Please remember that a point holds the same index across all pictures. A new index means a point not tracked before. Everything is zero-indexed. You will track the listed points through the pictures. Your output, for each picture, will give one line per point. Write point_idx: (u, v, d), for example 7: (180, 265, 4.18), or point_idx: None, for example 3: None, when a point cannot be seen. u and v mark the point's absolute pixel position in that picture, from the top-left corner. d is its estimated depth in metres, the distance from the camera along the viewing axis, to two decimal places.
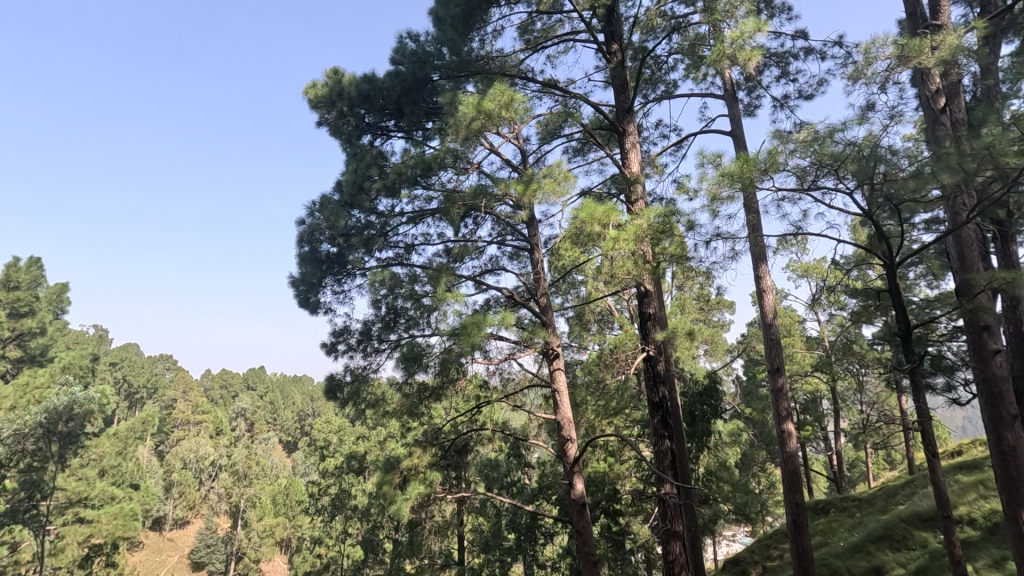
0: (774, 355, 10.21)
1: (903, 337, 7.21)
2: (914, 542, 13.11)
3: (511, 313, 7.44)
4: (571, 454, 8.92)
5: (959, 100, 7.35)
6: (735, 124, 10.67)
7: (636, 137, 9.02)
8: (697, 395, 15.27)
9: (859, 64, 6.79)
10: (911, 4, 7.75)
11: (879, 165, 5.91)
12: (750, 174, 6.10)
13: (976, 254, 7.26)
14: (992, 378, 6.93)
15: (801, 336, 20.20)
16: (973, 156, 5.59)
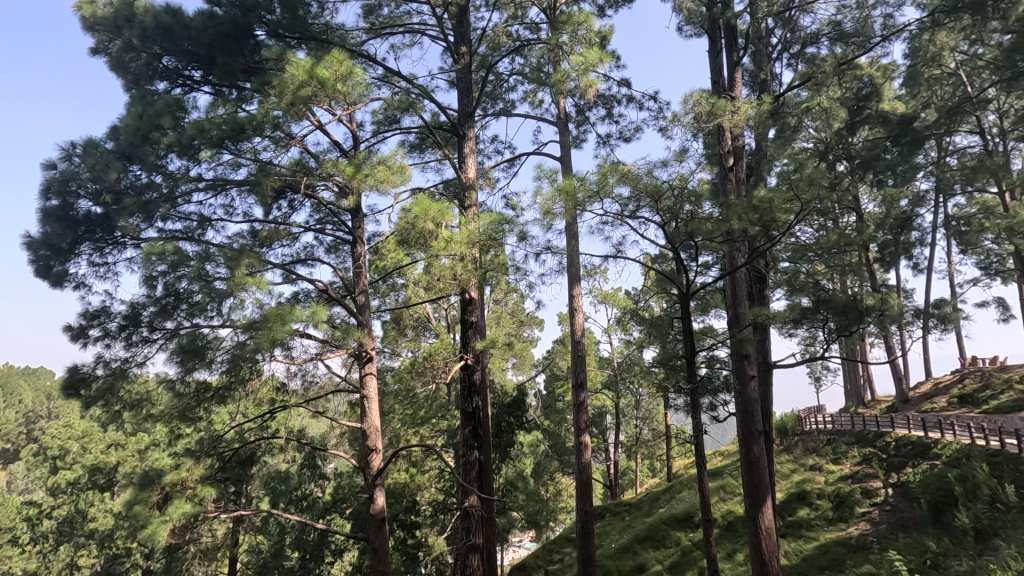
0: (579, 370, 10.90)
1: (688, 359, 8.50)
2: (670, 541, 15.37)
3: (322, 309, 6.67)
4: (376, 466, 8.32)
5: (742, 162, 8.91)
6: (565, 151, 11.32)
7: (474, 143, 8.98)
8: (505, 407, 15.78)
9: (674, 114, 7.64)
10: (716, 74, 9.11)
11: (684, 205, 6.79)
12: (581, 194, 6.49)
13: (744, 293, 8.75)
14: (748, 399, 8.60)
15: (596, 356, 22.12)
16: (753, 211, 6.66)
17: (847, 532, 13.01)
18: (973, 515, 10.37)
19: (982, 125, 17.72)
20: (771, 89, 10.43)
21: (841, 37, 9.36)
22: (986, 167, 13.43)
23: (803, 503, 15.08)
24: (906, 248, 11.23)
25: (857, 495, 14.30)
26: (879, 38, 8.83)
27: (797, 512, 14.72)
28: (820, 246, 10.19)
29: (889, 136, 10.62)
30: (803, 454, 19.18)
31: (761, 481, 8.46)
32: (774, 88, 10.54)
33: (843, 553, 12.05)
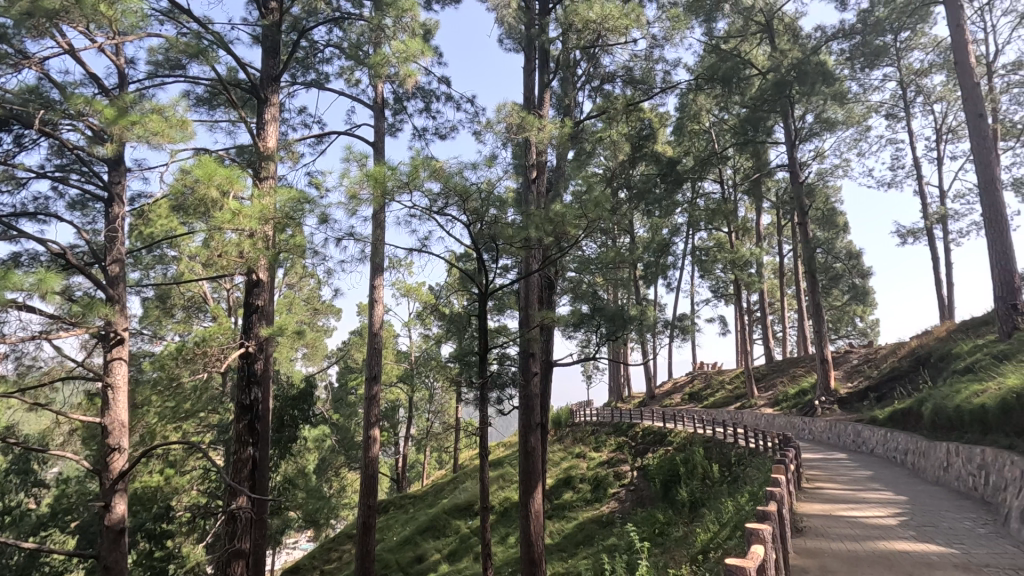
0: (374, 363, 10.66)
1: (481, 355, 8.95)
2: (450, 530, 16.09)
3: (54, 276, 5.38)
4: (116, 469, 6.99)
5: (544, 176, 9.71)
6: (378, 138, 10.97)
7: (277, 110, 8.18)
8: (290, 399, 14.69)
9: (488, 120, 7.99)
10: (528, 91, 9.75)
11: (490, 208, 7.21)
12: (391, 183, 6.48)
13: (535, 296, 9.53)
14: (529, 394, 9.37)
15: (393, 349, 21.83)
16: (548, 222, 7.30)
17: (600, 510, 15.03)
18: (689, 490, 12.86)
19: (722, 177, 22.06)
20: (573, 115, 11.53)
21: (631, 81, 10.76)
22: (721, 212, 16.76)
23: (568, 487, 17.04)
24: (663, 270, 13.42)
25: (610, 477, 16.63)
26: (658, 89, 10.37)
27: (562, 495, 16.58)
28: (601, 260, 11.60)
29: (659, 174, 12.58)
30: (572, 443, 21.64)
31: (535, 469, 9.28)
32: (576, 114, 11.66)
33: (595, 529, 13.90)
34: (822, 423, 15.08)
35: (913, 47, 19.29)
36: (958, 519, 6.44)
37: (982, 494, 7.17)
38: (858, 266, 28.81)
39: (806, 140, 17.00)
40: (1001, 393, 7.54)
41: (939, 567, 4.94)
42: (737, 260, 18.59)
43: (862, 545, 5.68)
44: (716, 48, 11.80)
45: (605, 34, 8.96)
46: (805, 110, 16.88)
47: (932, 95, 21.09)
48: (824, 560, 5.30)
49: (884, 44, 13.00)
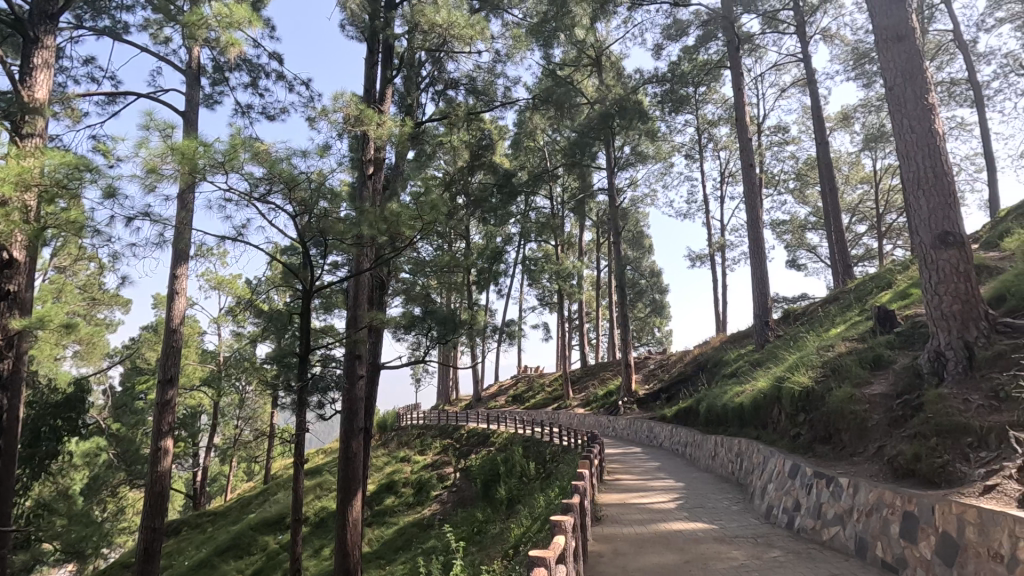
0: (169, 364, 9.31)
1: (302, 356, 8.38)
2: (256, 547, 15.02)
3: None
4: None
5: (380, 174, 9.49)
6: (190, 108, 9.65)
7: (52, 56, 6.74)
8: (51, 407, 12.16)
9: (323, 108, 7.57)
10: (369, 84, 9.42)
11: (319, 200, 6.91)
12: (202, 161, 5.80)
13: (365, 296, 9.22)
14: (353, 398, 8.98)
15: (197, 349, 19.30)
16: (382, 221, 7.11)
17: (421, 513, 15.00)
18: (508, 488, 13.48)
19: (552, 193, 23.71)
20: (415, 115, 11.41)
21: (473, 91, 11.01)
22: (550, 226, 18.01)
23: (390, 492, 16.74)
24: (494, 276, 13.94)
25: (433, 480, 16.73)
26: (499, 103, 10.78)
27: (383, 501, 16.23)
28: (435, 263, 11.64)
29: (495, 184, 13.07)
30: (396, 448, 21.29)
31: (354, 476, 8.92)
32: (418, 115, 11.56)
33: (415, 533, 13.82)
34: (623, 422, 16.97)
35: (708, 101, 22.84)
36: (719, 500, 7.71)
37: (737, 477, 8.69)
38: (658, 283, 33.09)
39: (624, 168, 19.08)
40: (754, 394, 9.24)
41: (703, 541, 5.87)
42: (562, 272, 20.12)
43: (647, 528, 6.50)
44: (552, 73, 12.65)
45: (451, 40, 9.05)
46: (624, 142, 18.94)
47: (719, 144, 25.17)
48: (616, 544, 5.95)
49: (687, 94, 15.17)
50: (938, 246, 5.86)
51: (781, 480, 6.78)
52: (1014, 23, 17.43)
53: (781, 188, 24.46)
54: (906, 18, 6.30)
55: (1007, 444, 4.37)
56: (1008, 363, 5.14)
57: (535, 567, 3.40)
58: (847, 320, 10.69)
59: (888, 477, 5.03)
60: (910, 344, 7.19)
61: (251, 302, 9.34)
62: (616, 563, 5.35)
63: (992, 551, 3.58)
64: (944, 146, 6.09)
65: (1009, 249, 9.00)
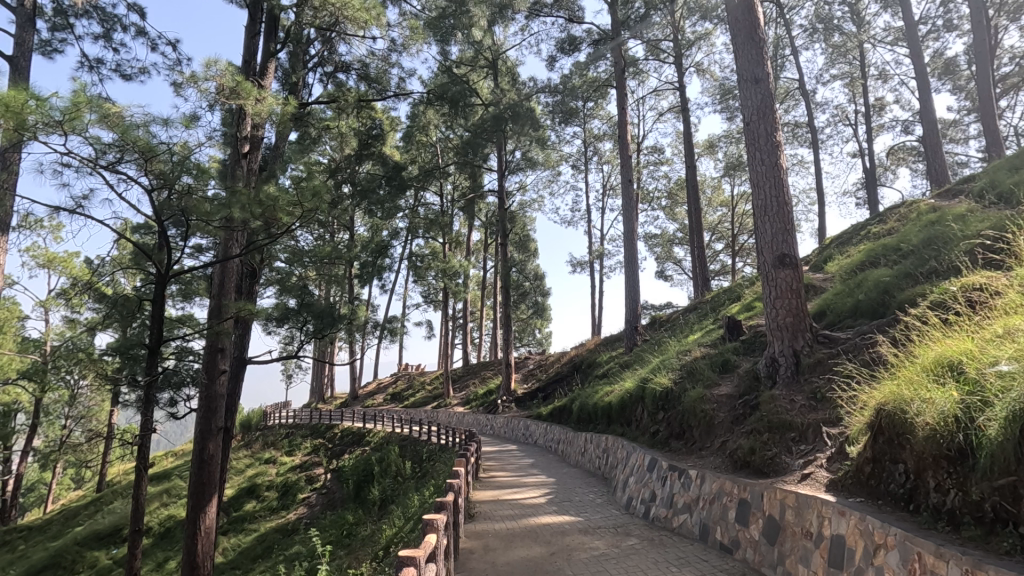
0: None
1: (151, 348, 7.50)
2: (82, 565, 13.18)
3: None
4: None
5: (257, 153, 8.78)
6: (20, 53, 8.22)
7: None
8: None
9: (192, 74, 6.84)
10: (248, 55, 8.71)
11: (182, 175, 6.24)
12: (32, 117, 4.98)
13: (232, 284, 8.48)
14: (213, 395, 8.20)
15: (15, 336, 16.45)
16: (257, 204, 6.57)
17: (285, 518, 14.08)
18: (381, 489, 13.16)
19: (442, 190, 23.58)
20: (300, 95, 10.76)
21: (365, 78, 10.63)
22: (438, 223, 17.92)
23: (251, 497, 15.56)
24: (378, 271, 13.55)
25: (301, 483, 15.82)
26: (391, 93, 10.49)
27: (243, 506, 15.02)
28: (314, 254, 11.03)
29: (384, 176, 12.73)
30: (260, 449, 19.83)
31: (209, 480, 8.16)
32: (303, 95, 10.89)
33: (277, 538, 12.96)
34: (501, 420, 17.34)
35: (594, 116, 24.10)
36: (585, 493, 8.16)
37: (602, 472, 9.25)
38: (541, 286, 34.27)
39: (513, 172, 19.49)
40: (620, 394, 9.92)
41: (568, 533, 6.17)
42: (448, 269, 20.11)
43: (517, 523, 6.67)
44: (448, 69, 12.61)
45: (344, 21, 8.65)
46: (515, 146, 19.37)
47: (603, 158, 26.68)
48: (486, 540, 6.06)
49: (576, 107, 15.91)
50: (777, 266, 6.70)
51: (640, 474, 7.32)
52: (844, 81, 20.53)
53: (655, 204, 26.56)
54: (762, 63, 7.14)
55: (821, 437, 5.10)
56: (825, 368, 6.02)
57: (404, 567, 3.34)
58: (703, 328, 11.87)
59: (729, 468, 5.65)
60: (751, 350, 8.15)
61: (90, 285, 8.15)
62: (485, 558, 5.44)
63: (805, 530, 4.17)
64: (787, 179, 6.98)
65: (830, 272, 10.57)
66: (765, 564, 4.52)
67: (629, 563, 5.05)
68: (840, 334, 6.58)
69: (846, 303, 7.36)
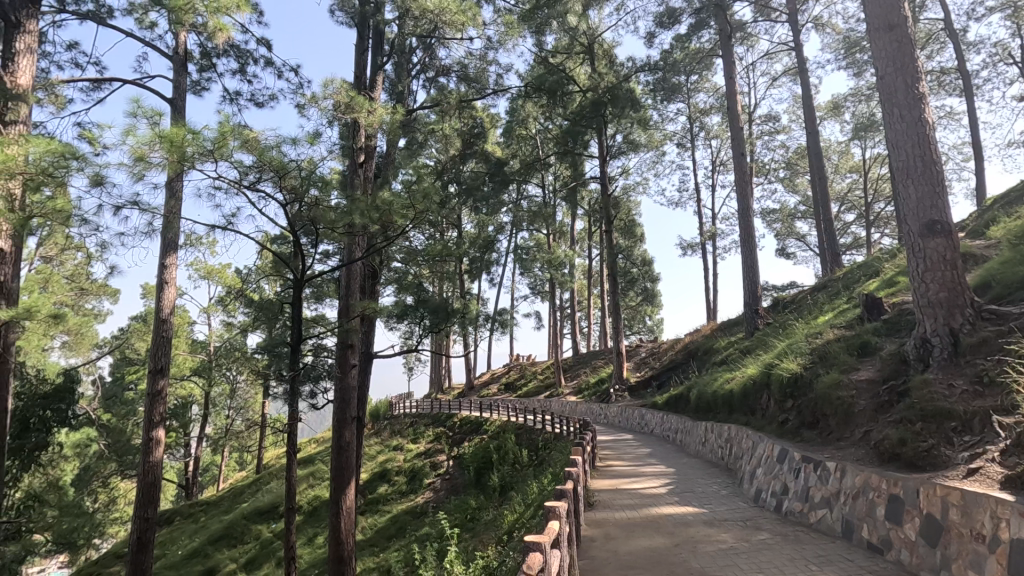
0: (160, 354, 9.26)
1: (293, 346, 8.36)
2: (249, 536, 15.20)
3: None
4: None
5: (372, 161, 9.38)
6: (177, 94, 9.49)
7: (36, 41, 7.13)
8: (41, 398, 13.29)
9: (313, 95, 7.48)
10: (359, 70, 9.33)
11: (310, 188, 6.87)
12: (190, 149, 5.74)
13: (357, 286, 9.18)
14: (346, 387, 8.96)
15: (187, 339, 19.13)
16: (375, 209, 7.05)
17: (414, 501, 15.07)
18: (500, 475, 13.61)
19: (544, 181, 23.70)
20: (406, 102, 11.34)
21: (465, 79, 10.92)
22: (541, 214, 18.02)
23: (383, 481, 16.84)
24: (487, 266, 13.94)
25: (426, 468, 16.83)
26: (490, 90, 10.69)
27: (376, 489, 16.31)
28: (427, 252, 11.61)
29: (487, 172, 13.05)
30: (389, 437, 21.38)
31: (347, 465, 8.94)
32: (409, 102, 11.47)
33: (407, 520, 13.92)
34: (615, 409, 17.15)
35: (699, 89, 22.78)
36: (709, 484, 7.83)
37: (725, 463, 8.82)
38: (649, 272, 33.24)
39: (616, 157, 19.05)
40: (742, 381, 9.37)
41: (692, 525, 5.98)
42: (553, 260, 20.14)
43: (638, 513, 6.59)
44: (544, 60, 12.59)
45: (442, 26, 8.95)
46: (615, 130, 18.92)
47: (711, 133, 25.18)
48: (607, 528, 6.05)
49: (679, 82, 15.15)
50: (926, 234, 5.93)
51: (770, 465, 6.88)
52: (1004, 13, 17.50)
53: (772, 177, 24.57)
54: (898, 6, 6.30)
55: (990, 427, 4.46)
56: (992, 348, 5.24)
57: (530, 551, 3.45)
58: (836, 307, 10.83)
59: (874, 461, 5.13)
60: (896, 331, 7.30)
61: (241, 292, 9.27)
62: (606, 547, 5.43)
63: (975, 532, 3.68)
64: (934, 135, 6.14)
65: (995, 237, 9.14)
66: (924, 567, 4.07)
67: (761, 559, 4.78)
68: (1010, 309, 5.68)
69: (1017, 272, 6.33)
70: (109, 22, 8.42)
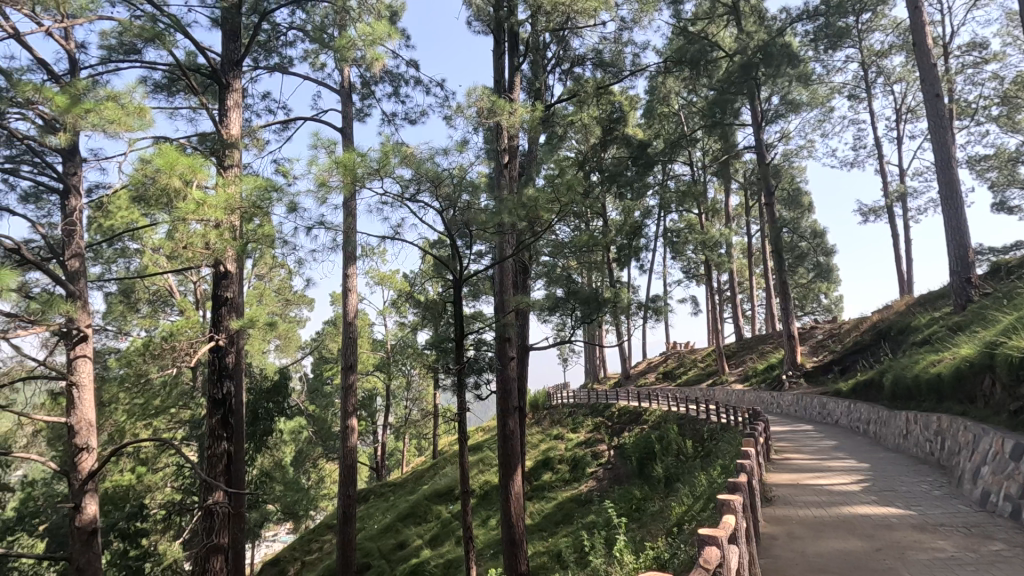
0: (349, 352, 10.59)
1: (457, 341, 8.99)
2: (431, 515, 16.80)
3: (10, 274, 5.15)
4: (86, 468, 6.62)
5: (516, 160, 9.68)
6: (347, 123, 10.74)
7: (240, 96, 8.54)
8: (264, 392, 16.03)
9: (458, 105, 7.94)
10: (498, 74, 9.68)
11: (462, 193, 7.32)
12: (361, 170, 6.47)
13: (510, 281, 9.57)
14: (507, 378, 9.40)
15: (369, 339, 21.63)
16: (522, 207, 7.28)
17: (578, 489, 15.32)
18: (664, 466, 13.24)
19: (691, 158, 22.44)
20: (544, 98, 11.50)
21: (601, 64, 10.76)
22: (691, 193, 17.07)
23: (547, 468, 17.38)
24: (636, 252, 13.60)
25: (587, 457, 16.99)
26: (628, 72, 10.40)
27: (541, 476, 16.90)
28: (574, 244, 11.69)
29: (630, 157, 12.71)
30: (549, 426, 21.98)
31: (513, 452, 9.37)
32: (547, 97, 11.63)
33: (573, 507, 14.21)
34: (789, 398, 15.67)
35: (873, 28, 19.71)
36: (916, 483, 6.78)
37: (937, 459, 7.56)
38: (822, 245, 29.64)
39: (772, 121, 17.32)
40: (953, 363, 7.95)
41: (896, 528, 5.24)
42: (707, 241, 18.96)
43: (826, 512, 5.95)
44: (684, 30, 11.88)
45: (575, 16, 8.91)
46: (770, 91, 17.20)
47: (892, 77, 21.64)
48: (790, 527, 5.55)
49: (846, 25, 13.26)
50: None
51: (999, 462, 5.74)
52: None
53: (981, 117, 20.36)
54: None
55: None
56: None
57: (704, 545, 3.32)
58: None
59: None
60: None
61: (410, 294, 10.20)
62: (791, 547, 4.99)
63: None
64: None
65: None
66: None
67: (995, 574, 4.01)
68: None
69: None
70: (292, 70, 9.80)
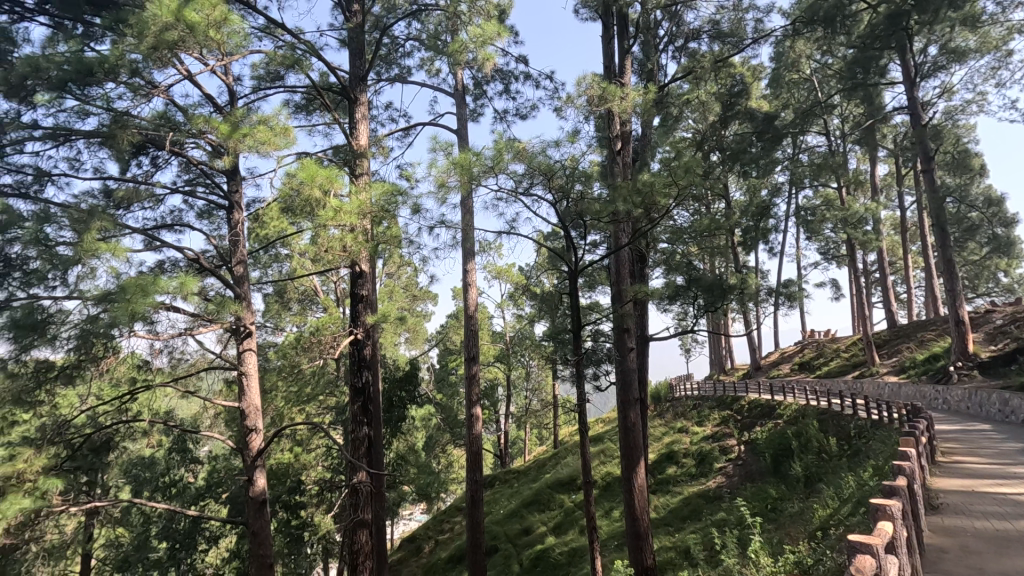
0: (471, 344, 11.05)
1: (575, 332, 9.00)
2: (555, 503, 17.08)
3: (193, 279, 6.05)
4: (255, 446, 7.63)
5: (629, 146, 9.41)
6: (462, 125, 11.16)
7: (366, 109, 9.22)
8: (397, 381, 17.30)
9: (568, 95, 7.90)
10: (608, 59, 9.46)
11: (575, 184, 7.30)
12: (477, 168, 6.71)
13: (626, 270, 9.37)
14: (626, 369, 9.23)
15: (489, 331, 22.41)
16: (636, 193, 7.09)
17: (705, 485, 14.65)
18: (803, 464, 12.20)
19: (828, 127, 20.26)
20: (657, 78, 11.04)
21: (719, 36, 10.09)
22: (828, 166, 15.44)
23: (671, 462, 16.83)
24: (764, 234, 12.61)
25: (715, 452, 16.17)
26: (750, 40, 9.63)
27: (665, 470, 16.41)
28: (694, 229, 11.12)
29: (755, 131, 11.79)
30: (673, 419, 21.23)
31: (635, 444, 9.20)
32: (660, 78, 11.16)
33: (701, 504, 13.62)
34: (959, 392, 13.62)
35: None
36: None
37: None
38: (999, 214, 25.28)
39: (929, 75, 15.07)
40: None
41: None
42: (849, 217, 17.03)
43: (1011, 525, 5.11)
44: None
45: None
46: (926, 41, 14.96)
47: None
48: (963, 539, 4.85)
49: None
50: None
51: None
52: None
53: None
54: None
55: None
56: None
57: (857, 553, 3.02)
58: None
59: None
60: None
61: (526, 287, 10.40)
62: (965, 562, 4.36)
63: None
64: None
65: None
66: None
67: None
68: None
69: None
70: (410, 79, 10.39)
